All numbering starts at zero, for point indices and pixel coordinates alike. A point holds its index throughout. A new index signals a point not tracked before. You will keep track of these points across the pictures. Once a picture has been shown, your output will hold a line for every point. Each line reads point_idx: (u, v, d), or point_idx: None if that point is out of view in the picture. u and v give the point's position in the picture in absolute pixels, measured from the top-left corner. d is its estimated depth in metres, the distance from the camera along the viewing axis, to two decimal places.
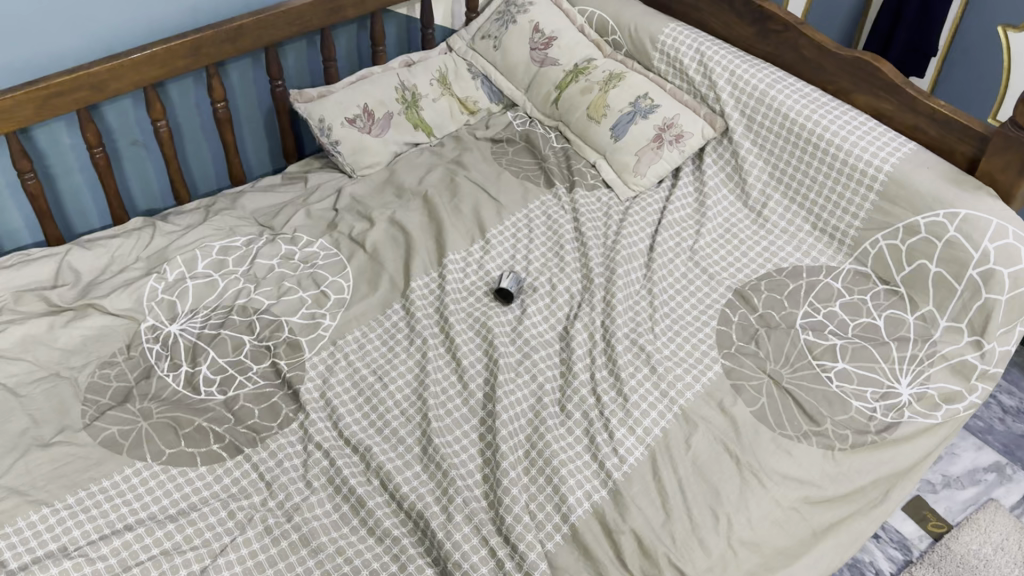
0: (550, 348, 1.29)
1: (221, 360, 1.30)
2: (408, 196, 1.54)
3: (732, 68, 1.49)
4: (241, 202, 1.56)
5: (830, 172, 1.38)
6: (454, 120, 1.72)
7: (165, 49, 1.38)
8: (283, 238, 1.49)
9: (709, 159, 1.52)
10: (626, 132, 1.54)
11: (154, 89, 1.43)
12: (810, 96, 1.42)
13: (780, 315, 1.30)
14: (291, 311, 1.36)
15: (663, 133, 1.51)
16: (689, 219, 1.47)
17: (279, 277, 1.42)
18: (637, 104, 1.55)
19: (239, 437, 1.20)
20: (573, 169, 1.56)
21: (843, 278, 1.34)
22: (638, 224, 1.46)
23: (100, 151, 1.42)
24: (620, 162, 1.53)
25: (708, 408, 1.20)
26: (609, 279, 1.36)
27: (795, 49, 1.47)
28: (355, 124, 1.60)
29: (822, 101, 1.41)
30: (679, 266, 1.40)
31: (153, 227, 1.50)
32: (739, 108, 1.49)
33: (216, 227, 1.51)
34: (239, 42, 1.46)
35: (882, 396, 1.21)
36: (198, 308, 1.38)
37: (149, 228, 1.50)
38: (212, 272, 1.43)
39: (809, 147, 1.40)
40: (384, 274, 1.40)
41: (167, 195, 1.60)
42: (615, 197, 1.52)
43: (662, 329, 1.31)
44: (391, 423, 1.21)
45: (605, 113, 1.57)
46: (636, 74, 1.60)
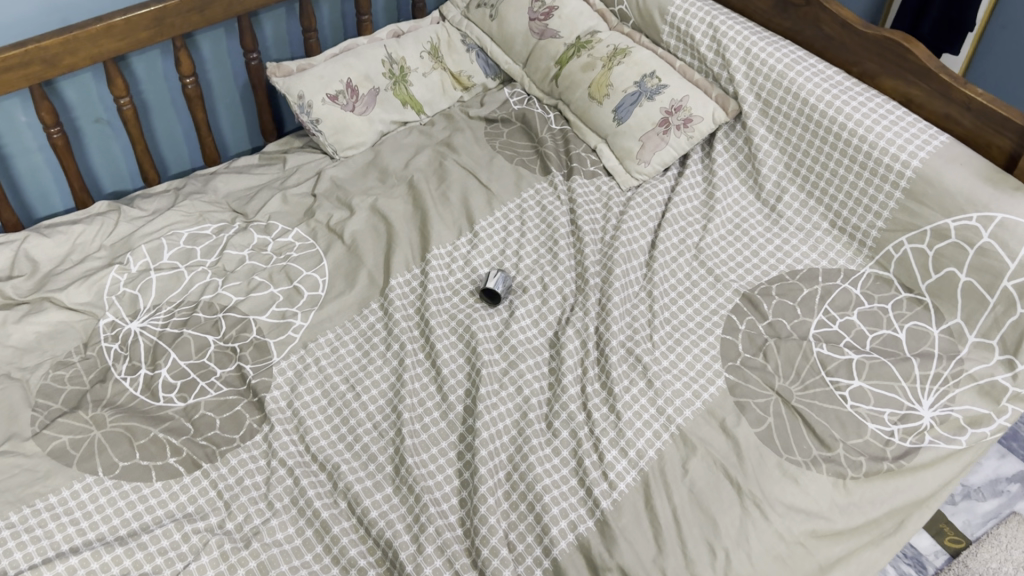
0: (538, 356, 1.19)
1: (183, 362, 1.20)
2: (392, 182, 1.43)
3: (748, 45, 1.35)
4: (213, 185, 1.45)
5: (853, 165, 1.25)
6: (446, 96, 1.60)
7: (123, 21, 1.25)
8: (256, 227, 1.38)
9: (720, 147, 1.39)
10: (630, 115, 1.41)
11: (115, 63, 1.32)
12: (833, 79, 1.29)
13: (792, 325, 1.19)
14: (260, 310, 1.26)
15: (670, 117, 1.39)
16: (695, 213, 1.35)
17: (250, 271, 1.31)
18: (643, 84, 1.42)
19: (197, 451, 1.11)
20: (571, 154, 1.44)
21: (862, 283, 1.22)
22: (639, 218, 1.34)
23: (58, 131, 1.31)
24: (622, 148, 1.41)
25: (709, 428, 1.10)
26: (605, 280, 1.25)
27: (817, 25, 1.33)
28: (338, 101, 1.49)
29: (846, 85, 1.27)
30: (682, 266, 1.28)
31: (117, 211, 1.40)
32: (754, 90, 1.35)
33: (185, 213, 1.40)
34: (207, 12, 1.34)
35: (901, 418, 1.10)
36: (161, 304, 1.28)
37: (113, 212, 1.40)
38: (178, 264, 1.33)
39: (830, 137, 1.27)
40: (362, 269, 1.30)
41: (136, 176, 1.50)
42: (616, 186, 1.40)
43: (661, 337, 1.20)
44: (363, 438, 1.11)
45: (607, 93, 1.44)
46: (642, 49, 1.46)
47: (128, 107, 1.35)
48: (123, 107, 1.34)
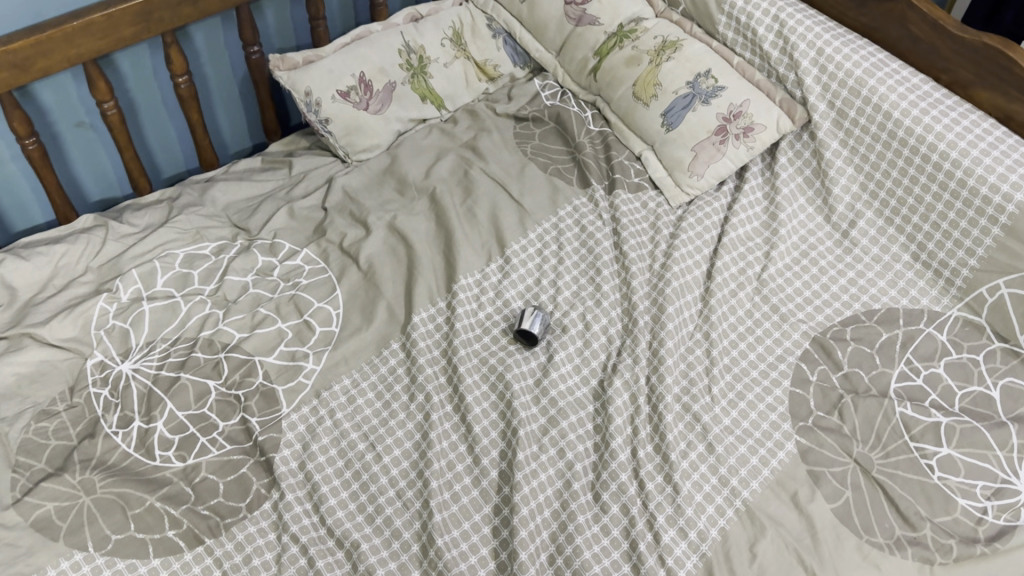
0: (582, 412, 1.05)
1: (181, 414, 1.07)
2: (412, 194, 1.28)
3: (821, 44, 1.18)
4: (212, 195, 1.30)
5: (944, 191, 1.09)
6: (470, 88, 1.43)
7: (104, 16, 1.08)
8: (260, 247, 1.23)
9: (783, 158, 1.23)
10: (680, 120, 1.25)
11: (97, 63, 1.15)
12: (919, 88, 1.12)
13: (869, 377, 1.05)
14: (266, 350, 1.12)
15: (728, 124, 1.22)
16: (755, 237, 1.20)
17: (254, 301, 1.17)
18: (696, 84, 1.25)
19: (199, 523, 0.98)
20: (612, 164, 1.28)
21: (949, 329, 1.08)
22: (693, 242, 1.19)
23: (33, 141, 1.15)
24: (671, 158, 1.25)
25: (779, 503, 0.97)
26: (657, 320, 1.11)
27: (902, 23, 1.15)
28: (349, 98, 1.32)
29: (935, 97, 1.11)
30: (742, 302, 1.13)
31: (105, 227, 1.25)
32: (826, 96, 1.19)
33: (180, 229, 1.25)
34: (200, 4, 1.17)
35: (996, 492, 0.96)
36: (156, 341, 1.14)
37: (101, 228, 1.25)
38: (174, 291, 1.19)
39: (916, 157, 1.11)
40: (381, 301, 1.15)
41: (126, 182, 1.34)
42: (664, 201, 1.25)
43: (721, 390, 1.06)
44: (385, 509, 0.98)
45: (656, 93, 1.28)
46: (695, 43, 1.29)
47: (113, 112, 1.19)
48: (108, 112, 1.18)
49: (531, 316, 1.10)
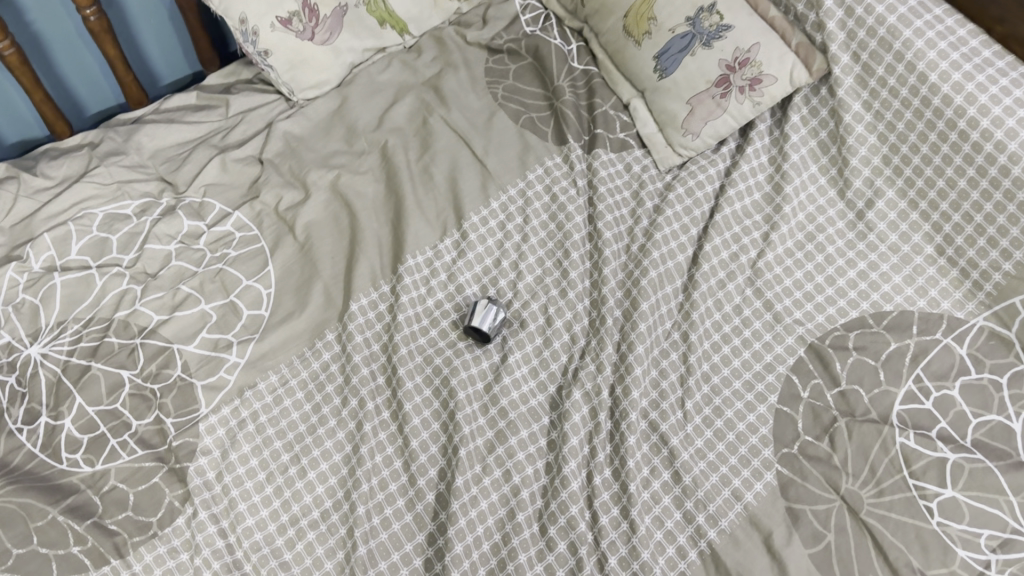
0: (535, 424, 0.92)
1: (91, 410, 0.96)
2: (361, 147, 1.11)
3: None
4: (138, 141, 1.14)
5: (983, 175, 0.93)
6: (439, 9, 1.22)
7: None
8: (186, 208, 1.09)
9: (796, 117, 1.04)
10: (676, 66, 1.05)
11: None
12: (965, 43, 0.95)
13: (869, 396, 0.90)
14: (186, 336, 1.00)
15: (732, 74, 1.02)
16: (755, 214, 1.02)
17: (176, 277, 1.04)
18: (697, 22, 1.05)
19: (104, 541, 0.88)
20: (596, 115, 1.10)
21: (971, 341, 0.91)
22: (679, 219, 1.02)
23: None
24: (664, 110, 1.07)
25: (751, 547, 0.84)
26: (627, 317, 0.96)
27: None
28: (291, 26, 1.11)
29: (984, 57, 0.93)
30: (731, 295, 0.98)
31: (16, 180, 1.10)
32: (850, 46, 1.00)
33: (100, 184, 1.10)
34: None
35: (1003, 545, 0.83)
36: (67, 321, 1.02)
37: (11, 181, 1.10)
38: (90, 262, 1.05)
39: (951, 133, 0.94)
40: (317, 281, 1.02)
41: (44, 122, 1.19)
42: (651, 163, 1.08)
43: (695, 405, 0.92)
44: (307, 533, 0.88)
45: (649, 30, 1.08)
46: None
47: (11, 53, 1.03)
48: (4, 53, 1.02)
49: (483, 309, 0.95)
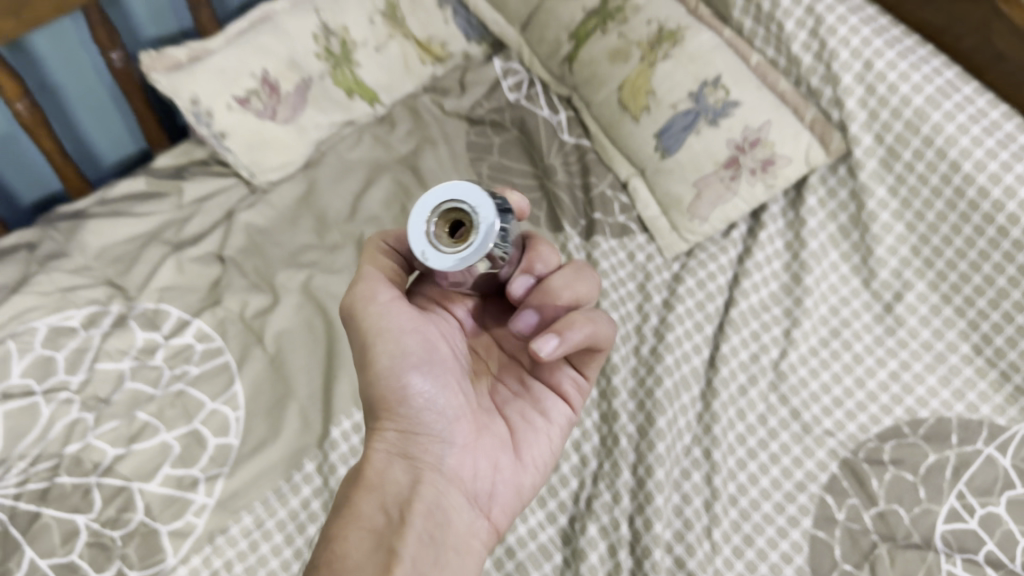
0: (547, 564, 0.81)
1: (45, 564, 0.82)
2: (334, 241, 1.02)
3: (869, 53, 0.89)
4: (82, 240, 1.01)
5: (1000, 275, 0.85)
6: (410, 73, 1.12)
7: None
8: (139, 319, 0.96)
9: (813, 199, 0.98)
10: (679, 147, 0.98)
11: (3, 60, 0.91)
12: (985, 115, 0.84)
13: (910, 516, 0.82)
14: (147, 473, 0.88)
15: (742, 155, 0.95)
16: (773, 307, 0.95)
17: (131, 401, 0.92)
18: (700, 97, 0.96)
19: None
20: (591, 197, 1.02)
21: (1016, 453, 0.83)
22: (692, 317, 0.94)
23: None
24: (669, 194, 0.99)
25: None
26: (643, 433, 0.87)
27: (982, 31, 0.84)
28: (250, 106, 1.01)
29: (1008, 130, 0.83)
30: (754, 403, 0.90)
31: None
32: (872, 126, 0.92)
33: (42, 292, 0.96)
34: (25, 15, 0.86)
35: None
36: (9, 458, 0.87)
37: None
38: (31, 384, 0.91)
39: (975, 215, 0.86)
40: (291, 402, 0.92)
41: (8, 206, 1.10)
42: (655, 250, 1.00)
43: (723, 533, 0.83)
44: None
45: (648, 105, 0.99)
46: (701, 32, 0.97)
47: (27, 113, 0.97)
48: (21, 114, 0.96)
49: (436, 219, 0.52)
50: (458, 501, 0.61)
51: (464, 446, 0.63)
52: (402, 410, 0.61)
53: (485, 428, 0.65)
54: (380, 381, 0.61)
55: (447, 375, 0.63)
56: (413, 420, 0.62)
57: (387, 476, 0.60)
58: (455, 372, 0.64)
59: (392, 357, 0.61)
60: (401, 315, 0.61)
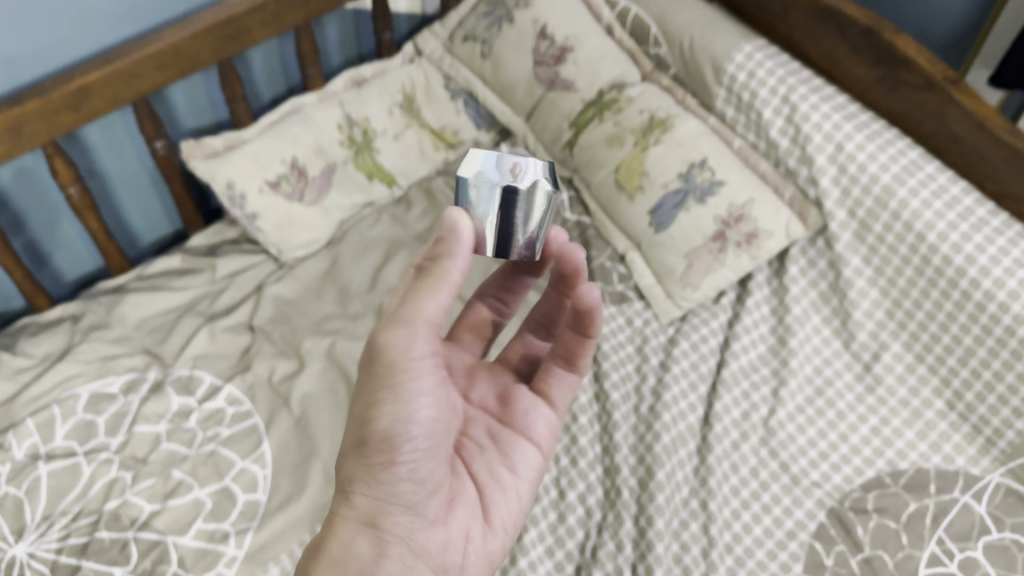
0: None
1: None
2: (355, 310, 1.10)
3: (840, 137, 0.99)
4: (122, 312, 1.11)
5: (966, 335, 0.93)
6: (425, 159, 1.23)
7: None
8: (176, 386, 1.04)
9: (794, 269, 1.07)
10: (671, 222, 1.07)
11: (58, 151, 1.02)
12: (947, 191, 0.94)
13: (894, 562, 0.87)
14: (181, 526, 0.93)
15: (728, 229, 1.04)
16: (761, 367, 1.03)
17: (167, 461, 0.98)
18: (689, 178, 1.06)
19: None
20: (592, 268, 1.11)
21: (990, 500, 0.89)
22: (687, 377, 1.02)
23: None
24: (662, 264, 1.08)
25: None
26: (643, 485, 0.93)
27: (940, 118, 0.94)
28: (280, 189, 1.11)
29: (966, 205, 0.92)
30: (746, 458, 0.97)
31: (50, 364, 1.05)
32: (845, 202, 1.01)
33: (84, 361, 1.05)
34: (84, 107, 0.97)
35: None
36: (54, 514, 0.93)
37: (44, 366, 1.05)
38: (76, 447, 0.98)
39: (942, 281, 0.94)
40: (315, 460, 0.97)
41: (53, 283, 1.19)
42: (652, 316, 1.08)
43: None
44: None
45: (642, 185, 1.09)
46: (688, 120, 1.09)
47: (79, 197, 1.07)
48: (73, 197, 1.06)
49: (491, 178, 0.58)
50: None
51: (435, 526, 0.61)
52: (385, 487, 0.58)
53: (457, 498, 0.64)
54: (373, 442, 0.56)
55: (439, 447, 0.59)
56: (392, 497, 0.58)
57: (351, 550, 0.57)
58: (446, 449, 0.61)
59: (389, 434, 0.56)
60: (410, 394, 0.56)
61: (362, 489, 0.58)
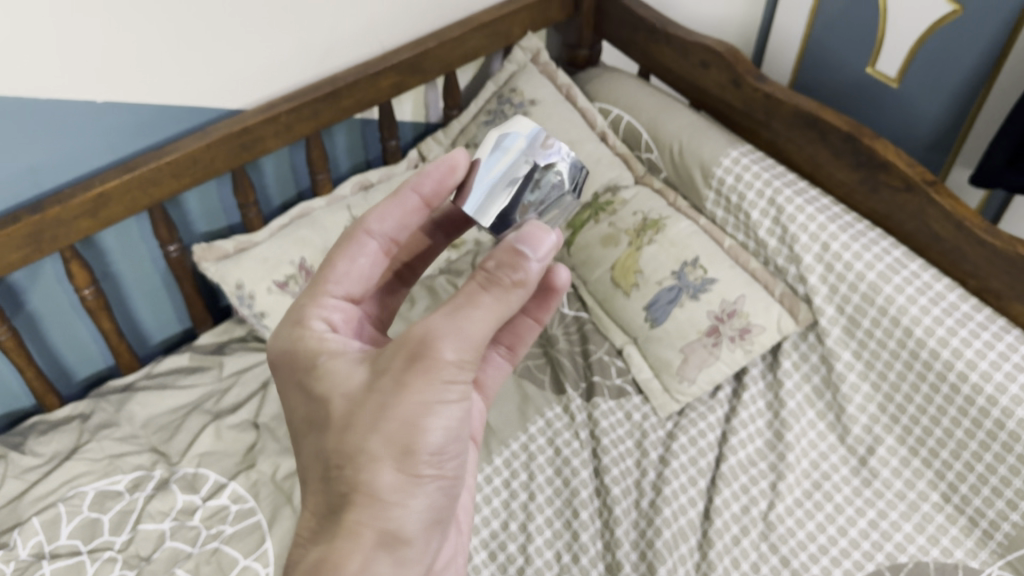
0: None
1: None
2: None
3: (826, 237, 1.04)
4: (131, 410, 1.13)
5: (957, 427, 0.95)
6: None
7: (6, 233, 0.94)
8: (181, 483, 1.05)
9: (787, 363, 1.10)
10: (666, 317, 1.10)
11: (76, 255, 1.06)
12: (930, 287, 0.97)
13: None
14: None
15: (721, 324, 1.07)
16: (759, 462, 1.05)
17: (170, 559, 0.99)
18: (682, 275, 1.10)
19: None
20: (590, 362, 1.13)
21: None
22: (686, 472, 1.03)
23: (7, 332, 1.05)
24: (658, 358, 1.11)
25: None
26: None
27: (920, 217, 0.98)
28: (287, 288, 1.15)
29: (950, 300, 0.96)
30: (746, 552, 0.97)
31: (58, 463, 1.07)
32: (834, 299, 1.05)
33: (92, 460, 1.06)
34: (103, 214, 1.02)
35: None
36: None
37: (52, 465, 1.06)
38: (81, 546, 0.99)
39: (930, 374, 0.96)
40: None
41: (63, 381, 1.21)
42: (650, 410, 1.10)
43: None
44: None
45: (637, 282, 1.13)
46: (680, 221, 1.14)
47: (93, 298, 1.10)
48: (88, 299, 1.10)
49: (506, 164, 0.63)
50: None
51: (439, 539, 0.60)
52: (421, 505, 0.56)
53: None
54: (416, 455, 0.54)
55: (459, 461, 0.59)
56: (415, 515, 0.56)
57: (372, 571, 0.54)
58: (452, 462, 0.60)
59: (439, 448, 0.55)
60: (460, 407, 0.55)
61: (397, 505, 0.55)
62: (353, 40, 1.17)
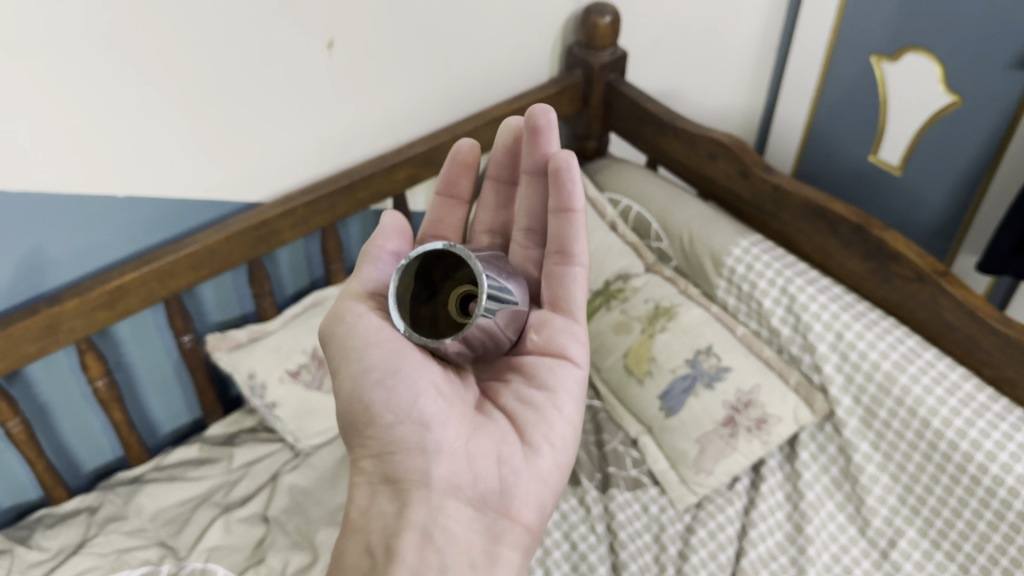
0: None
1: None
2: None
3: (840, 326, 1.04)
4: (140, 503, 1.11)
5: (980, 519, 0.94)
6: None
7: (24, 326, 0.95)
8: None
9: (805, 454, 1.10)
10: (681, 406, 1.09)
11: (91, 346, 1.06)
12: (946, 377, 0.97)
13: None
14: None
15: (737, 414, 1.07)
16: (779, 555, 1.02)
17: None
18: (696, 364, 1.10)
19: None
20: (605, 452, 1.12)
21: None
22: (705, 566, 1.01)
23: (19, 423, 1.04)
24: (673, 448, 1.10)
25: None
26: None
27: (932, 306, 0.99)
28: (299, 378, 1.15)
29: (966, 391, 0.95)
30: None
31: (64, 557, 1.05)
32: (849, 389, 1.05)
33: (99, 554, 1.04)
34: (119, 306, 1.02)
35: None
36: None
37: (60, 559, 1.05)
38: None
39: (949, 464, 0.95)
40: None
41: (71, 472, 1.20)
42: (667, 502, 1.08)
43: None
44: None
45: (650, 370, 1.13)
46: (692, 309, 1.14)
47: (106, 389, 1.10)
48: (100, 390, 1.09)
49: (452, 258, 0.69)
50: (453, 507, 0.68)
51: (466, 459, 0.70)
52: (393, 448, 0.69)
53: (477, 430, 0.71)
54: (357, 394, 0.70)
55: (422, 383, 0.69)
56: (397, 443, 0.69)
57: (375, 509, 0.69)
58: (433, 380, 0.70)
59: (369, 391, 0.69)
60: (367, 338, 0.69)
61: (379, 457, 0.70)
62: (368, 134, 1.19)
